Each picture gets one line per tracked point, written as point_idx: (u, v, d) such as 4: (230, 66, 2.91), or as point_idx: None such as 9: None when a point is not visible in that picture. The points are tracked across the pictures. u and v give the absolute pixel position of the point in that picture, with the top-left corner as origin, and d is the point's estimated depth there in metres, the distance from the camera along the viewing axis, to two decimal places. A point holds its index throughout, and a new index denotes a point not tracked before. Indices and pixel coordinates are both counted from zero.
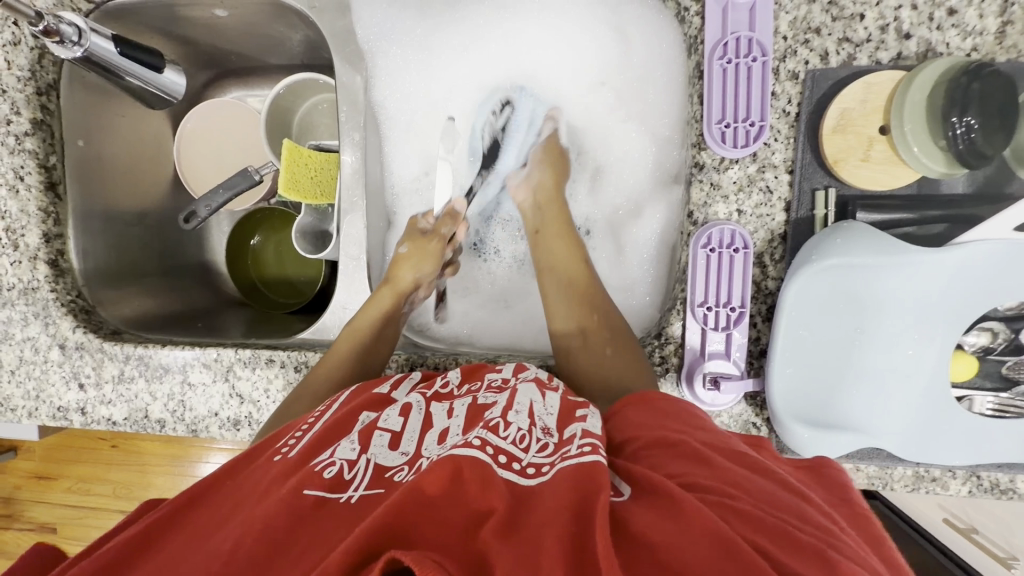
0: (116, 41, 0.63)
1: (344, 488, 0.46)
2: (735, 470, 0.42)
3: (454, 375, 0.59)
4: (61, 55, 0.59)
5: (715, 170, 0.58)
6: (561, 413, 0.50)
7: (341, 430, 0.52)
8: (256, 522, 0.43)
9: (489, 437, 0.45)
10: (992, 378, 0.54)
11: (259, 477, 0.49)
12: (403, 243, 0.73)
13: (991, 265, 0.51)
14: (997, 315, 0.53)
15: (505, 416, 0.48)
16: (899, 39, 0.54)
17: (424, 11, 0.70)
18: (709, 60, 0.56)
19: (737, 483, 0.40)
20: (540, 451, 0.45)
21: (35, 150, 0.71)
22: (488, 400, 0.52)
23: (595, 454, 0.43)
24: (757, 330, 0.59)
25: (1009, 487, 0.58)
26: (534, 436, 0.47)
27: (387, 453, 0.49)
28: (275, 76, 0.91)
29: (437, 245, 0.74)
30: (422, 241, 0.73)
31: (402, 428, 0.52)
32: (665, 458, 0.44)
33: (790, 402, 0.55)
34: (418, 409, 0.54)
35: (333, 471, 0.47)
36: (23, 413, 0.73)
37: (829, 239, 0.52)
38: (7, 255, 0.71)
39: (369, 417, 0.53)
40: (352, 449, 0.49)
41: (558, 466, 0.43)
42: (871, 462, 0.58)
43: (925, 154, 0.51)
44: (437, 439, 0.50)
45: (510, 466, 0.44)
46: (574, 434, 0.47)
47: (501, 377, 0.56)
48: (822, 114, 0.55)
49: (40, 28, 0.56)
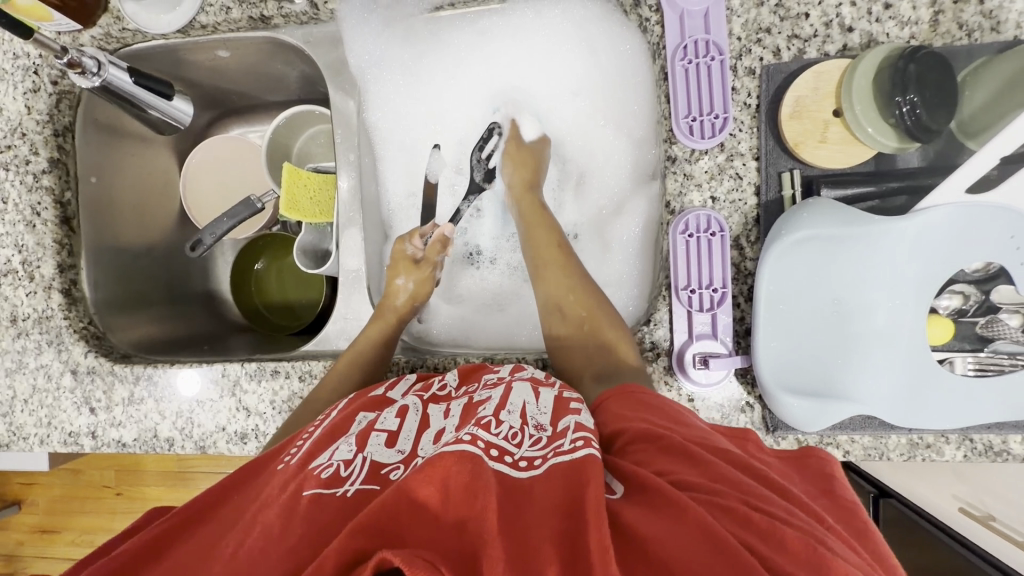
0: (133, 72, 0.67)
1: (341, 483, 0.47)
2: (722, 463, 0.43)
3: (451, 378, 0.61)
4: (83, 84, 0.65)
5: (687, 161, 0.62)
6: (555, 409, 0.50)
7: (338, 433, 0.53)
8: (259, 523, 0.45)
9: (480, 432, 0.45)
10: (970, 340, 0.57)
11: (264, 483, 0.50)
12: (399, 275, 0.74)
13: (950, 226, 0.53)
14: (964, 277, 0.56)
15: (498, 415, 0.48)
16: (843, 32, 0.59)
17: (410, 38, 0.75)
18: (672, 62, 0.61)
19: (725, 476, 0.42)
20: (532, 445, 0.46)
21: (52, 187, 0.76)
22: (482, 396, 0.53)
23: (589, 447, 0.44)
24: (741, 310, 0.62)
25: (1003, 448, 0.59)
26: (527, 433, 0.48)
27: (384, 450, 0.50)
28: (275, 112, 0.97)
29: (431, 272, 0.75)
30: (417, 269, 0.75)
31: (399, 428, 0.53)
32: (652, 452, 0.45)
33: (779, 374, 0.56)
34: (415, 410, 0.55)
35: (330, 470, 0.48)
36: (35, 441, 0.75)
37: (798, 213, 0.56)
38: (23, 286, 0.75)
39: (366, 418, 0.54)
40: (349, 450, 0.50)
41: (550, 461, 0.44)
42: (865, 432, 0.59)
43: (878, 134, 0.55)
44: (433, 439, 0.51)
45: (502, 459, 0.44)
46: (567, 426, 0.47)
47: (497, 376, 0.58)
48: (779, 103, 0.59)
49: (65, 60, 0.62)
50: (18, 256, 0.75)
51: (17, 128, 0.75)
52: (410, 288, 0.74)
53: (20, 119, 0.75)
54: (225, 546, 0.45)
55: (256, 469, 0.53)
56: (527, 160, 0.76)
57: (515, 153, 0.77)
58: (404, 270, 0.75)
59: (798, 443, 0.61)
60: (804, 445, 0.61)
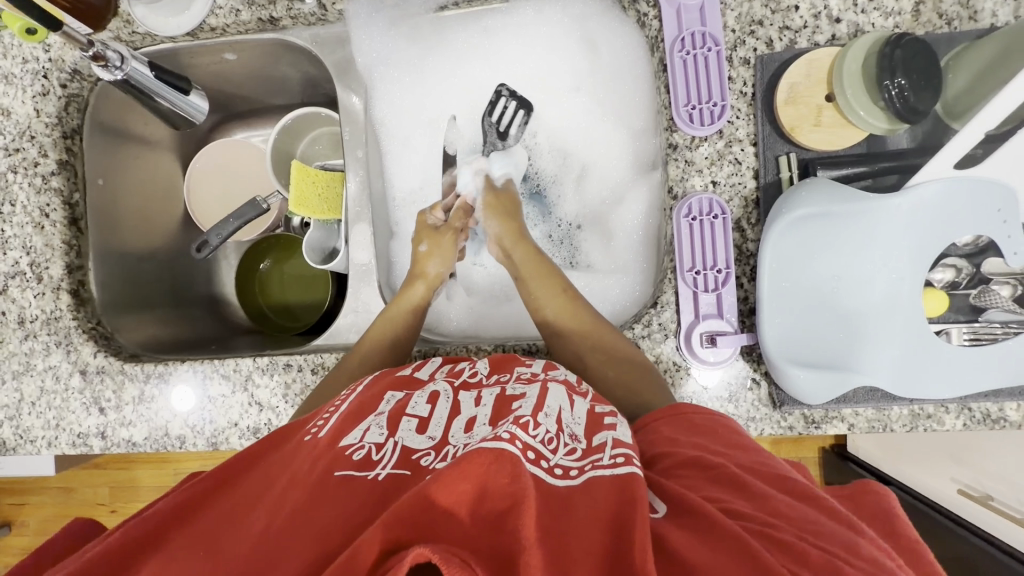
0: (152, 66, 0.68)
1: (373, 467, 0.47)
2: (778, 496, 0.42)
3: (482, 366, 0.61)
4: (104, 77, 0.65)
5: (688, 148, 0.64)
6: (588, 423, 0.51)
7: (366, 410, 0.54)
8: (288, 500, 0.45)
9: (519, 432, 0.43)
10: (964, 311, 0.59)
11: (291, 458, 0.51)
12: (422, 242, 0.77)
13: (940, 201, 0.56)
14: (956, 251, 0.59)
15: (536, 416, 0.47)
16: (831, 23, 0.62)
17: (416, 37, 0.77)
18: (671, 54, 0.64)
19: (781, 512, 0.40)
20: (568, 455, 0.46)
21: (61, 188, 0.77)
22: (516, 392, 0.54)
23: (629, 464, 0.44)
24: (744, 289, 0.64)
25: (1000, 416, 0.61)
26: (562, 440, 0.47)
27: (416, 436, 0.51)
28: (278, 115, 0.99)
29: (452, 237, 0.78)
30: (437, 235, 0.78)
31: (430, 414, 0.53)
32: (700, 480, 0.45)
33: (784, 349, 0.58)
34: (445, 396, 0.56)
35: (361, 453, 0.49)
36: (43, 444, 0.74)
37: (797, 192, 0.58)
38: (30, 287, 0.75)
39: (395, 397, 0.56)
40: (380, 433, 0.51)
41: (588, 473, 0.44)
42: (868, 404, 0.61)
43: (870, 116, 0.58)
44: (464, 427, 0.50)
45: (538, 463, 0.43)
46: (604, 442, 0.48)
47: (530, 371, 0.59)
48: (774, 90, 0.62)
49: (89, 53, 0.62)
50: (26, 258, 0.75)
51: (25, 131, 0.76)
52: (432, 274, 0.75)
53: (29, 122, 0.76)
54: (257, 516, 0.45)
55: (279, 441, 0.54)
56: (508, 206, 0.78)
57: (493, 200, 0.79)
58: (426, 238, 0.78)
59: (804, 418, 0.63)
60: (810, 420, 0.63)
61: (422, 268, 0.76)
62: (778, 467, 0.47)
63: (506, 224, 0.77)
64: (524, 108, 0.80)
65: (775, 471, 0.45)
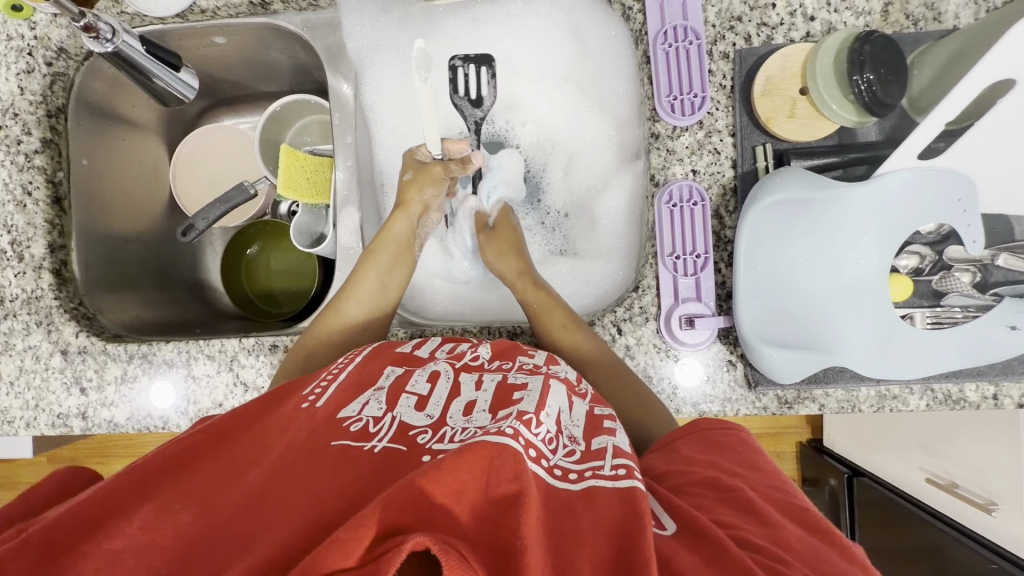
0: (144, 41, 0.68)
1: (369, 439, 0.48)
2: (790, 528, 0.43)
3: (484, 350, 0.61)
4: (94, 48, 0.65)
5: (669, 138, 0.67)
6: (587, 425, 0.52)
7: (365, 385, 0.55)
8: (284, 469, 0.46)
9: (522, 429, 0.44)
10: (927, 297, 0.63)
11: (284, 423, 0.50)
12: (407, 172, 0.78)
13: (906, 190, 0.59)
14: (920, 239, 0.63)
15: (538, 414, 0.47)
16: (806, 21, 0.65)
17: (407, 25, 0.78)
18: (654, 46, 0.67)
19: (789, 545, 0.41)
20: (567, 456, 0.47)
21: (45, 166, 0.76)
22: (519, 381, 0.54)
23: (631, 478, 0.44)
24: (722, 274, 0.66)
25: (960, 397, 0.65)
26: (561, 441, 0.48)
27: (414, 413, 0.51)
28: (267, 102, 0.99)
29: (439, 171, 0.77)
30: (424, 169, 0.77)
31: (430, 393, 0.54)
32: (713, 500, 0.46)
33: (758, 329, 0.60)
34: (446, 377, 0.56)
35: (360, 425, 0.50)
36: (21, 425, 0.73)
37: (771, 180, 0.60)
38: (11, 266, 0.74)
39: (396, 372, 0.57)
40: (379, 407, 0.52)
41: (588, 480, 0.45)
42: (838, 384, 0.64)
43: (840, 110, 0.61)
44: (463, 410, 0.51)
45: (539, 461, 0.44)
46: (603, 448, 0.48)
47: (533, 363, 0.58)
48: (752, 82, 0.65)
49: (80, 24, 0.62)
50: (6, 236, 0.74)
51: (9, 108, 0.75)
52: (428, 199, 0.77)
53: (12, 100, 0.75)
54: (249, 477, 0.45)
55: (272, 404, 0.54)
56: (504, 238, 0.77)
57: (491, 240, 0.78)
58: (411, 170, 0.78)
59: (777, 399, 0.65)
60: (783, 400, 0.66)
61: (405, 197, 0.76)
62: (794, 494, 0.48)
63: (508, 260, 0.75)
64: (483, 65, 0.76)
65: (791, 500, 0.47)
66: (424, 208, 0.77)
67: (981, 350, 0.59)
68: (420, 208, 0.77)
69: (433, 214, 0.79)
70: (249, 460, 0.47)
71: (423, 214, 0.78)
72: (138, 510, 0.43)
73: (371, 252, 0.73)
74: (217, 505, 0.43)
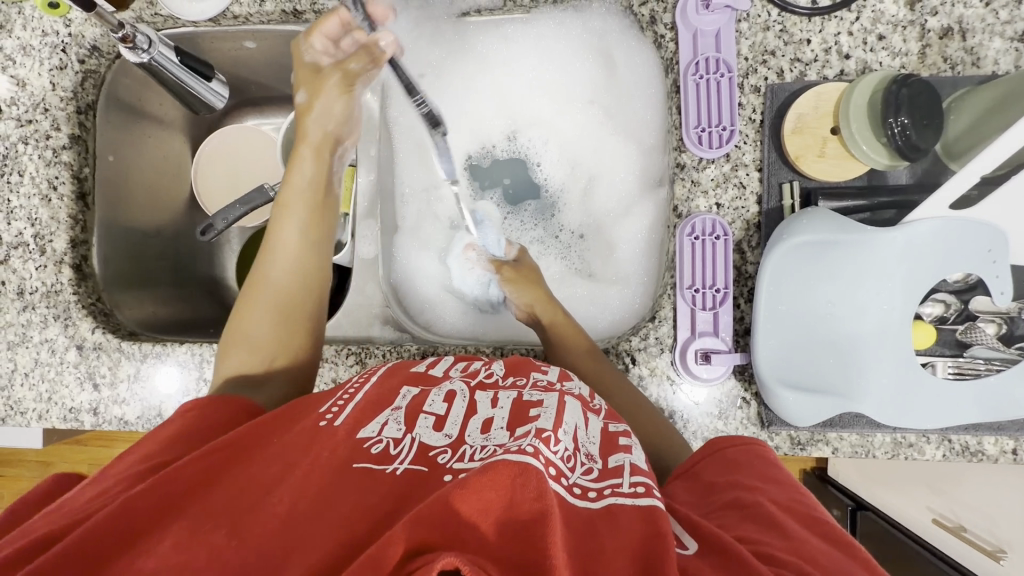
0: (178, 52, 0.69)
1: (390, 462, 0.48)
2: (811, 540, 0.42)
3: (498, 367, 0.60)
4: (129, 58, 0.65)
5: (695, 169, 0.66)
6: (603, 443, 0.51)
7: (382, 404, 0.55)
8: (309, 489, 0.45)
9: (542, 447, 0.43)
10: (949, 345, 0.62)
11: (305, 444, 0.50)
12: (301, 92, 0.73)
13: (934, 238, 0.58)
14: (947, 287, 0.62)
15: (556, 431, 0.46)
16: (841, 59, 0.64)
17: (436, 40, 0.78)
18: (685, 76, 0.66)
19: (812, 557, 0.40)
20: (586, 474, 0.46)
21: (71, 162, 0.77)
22: (534, 397, 0.53)
23: (650, 496, 0.44)
24: (740, 310, 0.65)
25: (977, 449, 0.63)
26: (579, 458, 0.47)
27: (433, 433, 0.51)
28: (292, 105, 0.99)
29: (339, 80, 0.71)
30: (316, 82, 0.71)
31: (447, 412, 0.53)
32: (736, 518, 0.46)
33: (775, 369, 0.60)
34: (462, 396, 0.55)
35: (380, 447, 0.49)
36: (33, 416, 0.74)
37: (798, 220, 0.60)
38: (33, 259, 0.75)
39: (411, 393, 0.56)
40: (398, 429, 0.51)
41: (607, 499, 0.44)
42: (853, 429, 0.63)
43: (871, 151, 0.60)
44: (481, 427, 0.51)
45: (559, 479, 0.43)
46: (621, 465, 0.48)
47: (548, 379, 0.58)
48: (782, 118, 0.64)
49: (119, 34, 0.62)
50: (31, 229, 0.75)
51: (39, 103, 0.76)
52: (341, 116, 0.72)
53: (43, 95, 0.76)
54: (272, 497, 0.45)
55: (291, 422, 0.53)
56: (530, 275, 0.77)
57: (515, 274, 0.77)
58: (313, 90, 0.71)
59: (790, 439, 0.65)
60: (796, 441, 0.65)
61: (303, 129, 0.72)
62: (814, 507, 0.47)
63: (532, 290, 0.75)
64: None
65: (809, 512, 0.46)
66: (333, 141, 0.72)
67: (1003, 405, 0.58)
68: (330, 137, 0.72)
69: (345, 142, 0.74)
70: (274, 479, 0.46)
71: (336, 149, 0.73)
72: (163, 531, 0.42)
73: (286, 203, 0.69)
74: (242, 525, 0.42)
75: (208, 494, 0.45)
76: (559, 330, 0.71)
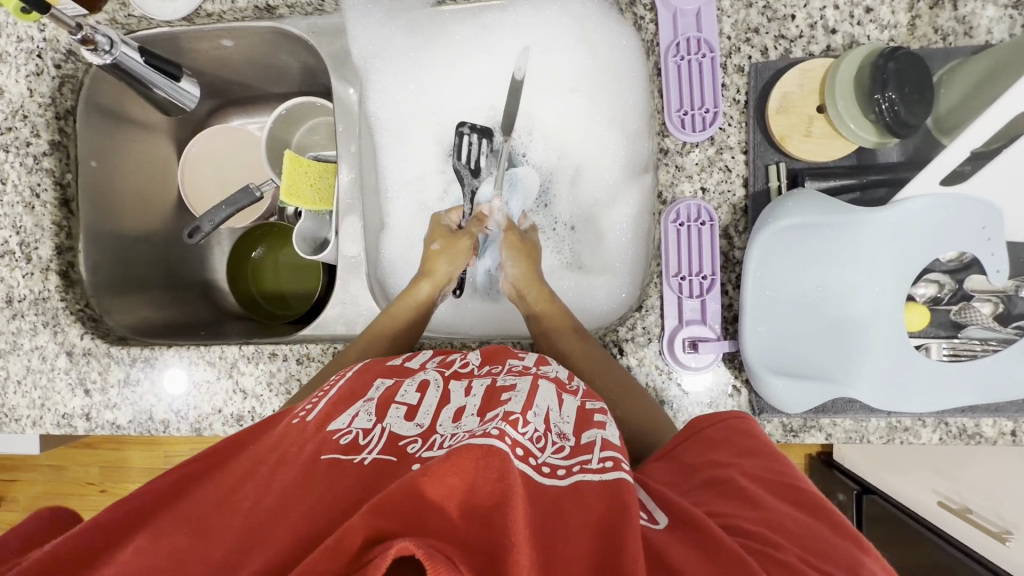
0: (142, 52, 0.69)
1: (359, 451, 0.48)
2: (783, 510, 0.42)
3: (474, 357, 0.60)
4: (93, 61, 0.66)
5: (679, 154, 0.65)
6: (578, 420, 0.50)
7: (355, 398, 0.54)
8: (279, 485, 0.45)
9: (508, 429, 0.43)
10: (944, 327, 0.60)
11: (276, 445, 0.50)
12: (435, 240, 0.76)
13: (927, 216, 0.56)
14: (940, 267, 0.59)
15: (525, 413, 0.46)
16: (827, 34, 0.62)
17: (412, 30, 0.77)
18: (666, 58, 0.64)
19: (782, 526, 0.41)
20: (555, 453, 0.45)
21: (53, 169, 0.76)
22: (507, 382, 0.53)
23: (618, 469, 0.43)
24: (729, 297, 0.64)
25: (975, 431, 0.62)
26: (549, 438, 0.47)
27: (404, 423, 0.50)
28: (276, 103, 0.98)
29: (467, 242, 0.77)
30: (452, 237, 0.77)
31: (419, 402, 0.53)
32: (711, 495, 0.46)
33: (764, 356, 0.58)
34: (435, 386, 0.55)
35: (349, 438, 0.49)
36: (27, 423, 0.75)
37: (784, 202, 0.58)
38: (20, 267, 0.75)
39: (385, 385, 0.56)
40: (369, 419, 0.51)
41: (575, 475, 0.43)
42: (847, 415, 0.62)
43: (860, 129, 0.58)
44: (452, 417, 0.50)
45: (526, 460, 0.43)
46: (593, 441, 0.47)
47: (522, 364, 0.57)
48: (767, 98, 0.62)
49: (78, 37, 0.63)
50: (16, 237, 0.75)
51: (18, 110, 0.76)
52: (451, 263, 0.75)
53: (22, 101, 0.76)
54: (244, 496, 0.45)
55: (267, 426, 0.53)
56: (529, 250, 0.75)
57: (515, 243, 0.75)
58: (440, 237, 0.77)
59: (782, 426, 0.64)
60: (788, 428, 0.64)
61: (431, 267, 0.75)
62: (792, 474, 0.46)
63: (525, 267, 0.74)
64: None
65: (784, 478, 0.45)
66: (447, 279, 0.75)
67: (1000, 386, 0.57)
68: (446, 279, 0.75)
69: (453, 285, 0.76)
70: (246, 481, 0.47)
71: (445, 286, 0.76)
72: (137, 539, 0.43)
73: (383, 324, 0.70)
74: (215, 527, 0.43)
75: (183, 502, 0.46)
76: (547, 316, 0.70)
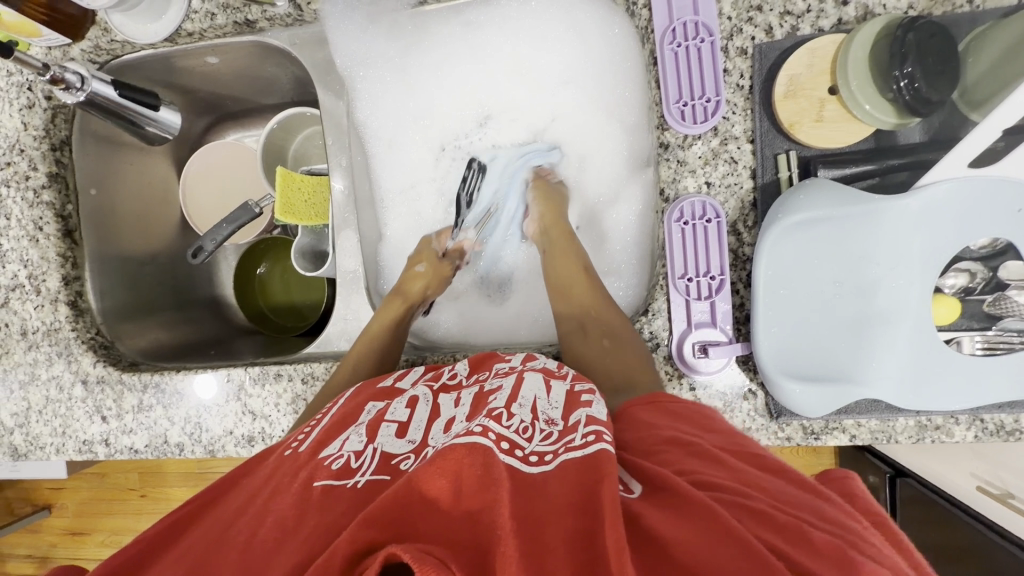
0: (116, 84, 0.69)
1: (352, 475, 0.46)
2: (754, 471, 0.40)
3: (463, 366, 0.59)
4: (67, 99, 0.67)
5: (680, 148, 0.61)
6: (566, 404, 0.47)
7: (347, 422, 0.52)
8: (272, 510, 0.44)
9: (492, 424, 0.42)
10: (978, 319, 0.55)
11: (271, 475, 0.49)
12: (420, 261, 0.76)
13: (955, 202, 0.52)
14: (971, 255, 0.55)
15: (509, 407, 0.45)
16: (838, 6, 0.57)
17: (395, 34, 0.74)
18: (661, 46, 0.60)
19: (754, 484, 0.39)
20: (543, 440, 0.42)
21: (53, 201, 0.77)
22: (494, 385, 0.51)
23: (601, 442, 0.40)
24: (740, 296, 0.61)
25: (1015, 427, 0.58)
26: (537, 427, 0.44)
27: (395, 441, 0.49)
28: (270, 115, 0.97)
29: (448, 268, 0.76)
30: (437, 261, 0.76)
31: (410, 419, 0.52)
32: (678, 455, 0.42)
33: (779, 360, 0.55)
34: (425, 400, 0.54)
35: (341, 462, 0.47)
36: (52, 450, 0.77)
37: (795, 195, 0.54)
38: (31, 299, 0.76)
39: (376, 408, 0.54)
40: (359, 441, 0.49)
41: (562, 457, 0.41)
42: (871, 416, 0.58)
43: (876, 110, 0.54)
44: (443, 428, 0.49)
45: (512, 452, 0.41)
46: (578, 420, 0.44)
47: (509, 365, 0.56)
48: (772, 82, 0.58)
49: (47, 76, 0.63)
50: (24, 271, 0.76)
51: (15, 145, 0.77)
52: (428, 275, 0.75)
53: (18, 135, 0.77)
54: (237, 531, 0.44)
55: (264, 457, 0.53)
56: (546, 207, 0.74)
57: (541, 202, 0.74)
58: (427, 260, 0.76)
59: (802, 428, 0.60)
60: (809, 430, 0.60)
61: (408, 287, 0.74)
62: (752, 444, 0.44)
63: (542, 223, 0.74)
64: None
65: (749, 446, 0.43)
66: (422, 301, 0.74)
67: None
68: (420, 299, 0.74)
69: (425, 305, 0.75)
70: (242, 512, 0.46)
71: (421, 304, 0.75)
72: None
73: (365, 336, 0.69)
74: (213, 555, 0.43)
75: (186, 540, 0.46)
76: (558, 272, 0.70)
